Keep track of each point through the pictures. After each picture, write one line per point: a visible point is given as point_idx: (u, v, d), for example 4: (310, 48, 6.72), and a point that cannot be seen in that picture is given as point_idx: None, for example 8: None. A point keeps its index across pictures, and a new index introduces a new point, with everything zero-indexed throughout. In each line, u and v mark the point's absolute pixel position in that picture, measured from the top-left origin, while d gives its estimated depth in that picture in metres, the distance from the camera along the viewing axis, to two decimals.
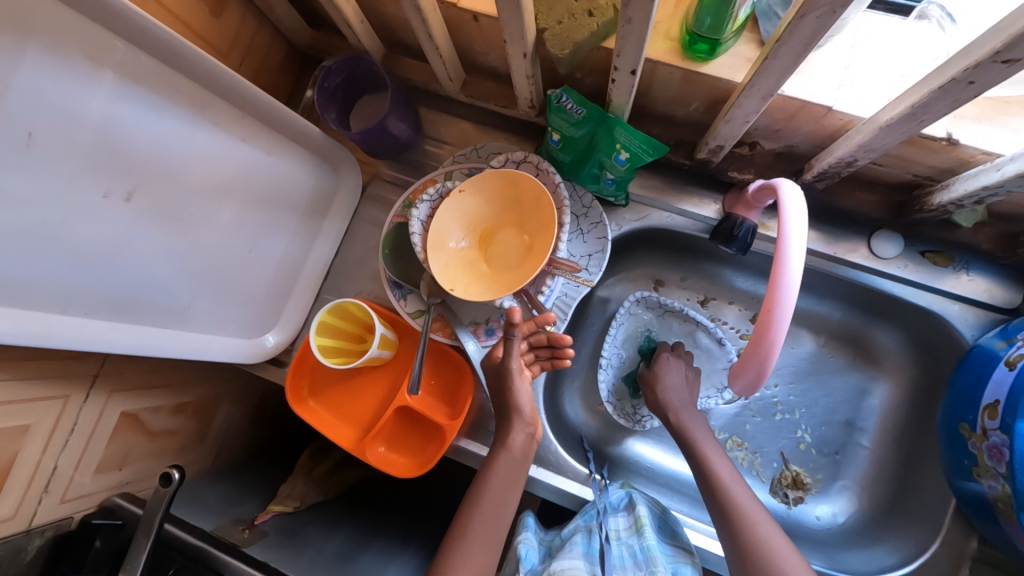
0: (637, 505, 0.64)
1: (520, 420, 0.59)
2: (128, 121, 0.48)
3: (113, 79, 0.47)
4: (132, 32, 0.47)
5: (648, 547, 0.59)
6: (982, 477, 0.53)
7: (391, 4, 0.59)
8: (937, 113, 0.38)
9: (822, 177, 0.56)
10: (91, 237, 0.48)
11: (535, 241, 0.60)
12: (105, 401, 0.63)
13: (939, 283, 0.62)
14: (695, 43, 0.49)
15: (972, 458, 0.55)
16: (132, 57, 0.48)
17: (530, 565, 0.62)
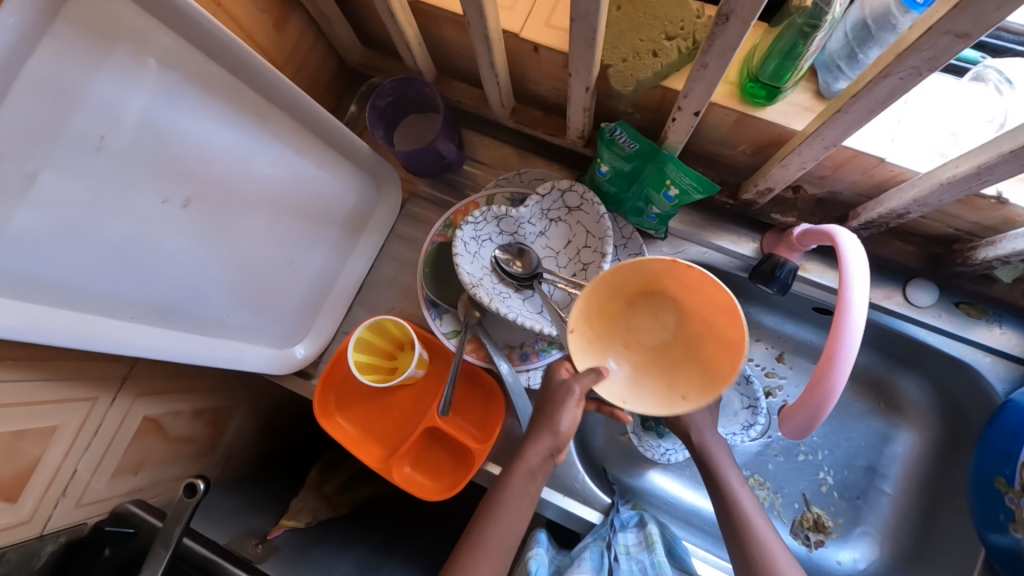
0: (648, 523, 0.65)
1: (549, 436, 0.50)
2: (174, 120, 0.47)
3: (155, 72, 0.45)
4: (188, 32, 0.46)
5: (659, 564, 0.61)
6: (1017, 531, 0.53)
7: (451, 30, 0.60)
8: (1002, 175, 0.39)
9: (868, 225, 0.57)
10: (122, 230, 0.46)
11: (704, 338, 0.44)
12: (129, 405, 0.62)
13: (972, 335, 0.62)
14: (754, 88, 0.51)
15: (1008, 513, 0.54)
16: (187, 56, 0.47)
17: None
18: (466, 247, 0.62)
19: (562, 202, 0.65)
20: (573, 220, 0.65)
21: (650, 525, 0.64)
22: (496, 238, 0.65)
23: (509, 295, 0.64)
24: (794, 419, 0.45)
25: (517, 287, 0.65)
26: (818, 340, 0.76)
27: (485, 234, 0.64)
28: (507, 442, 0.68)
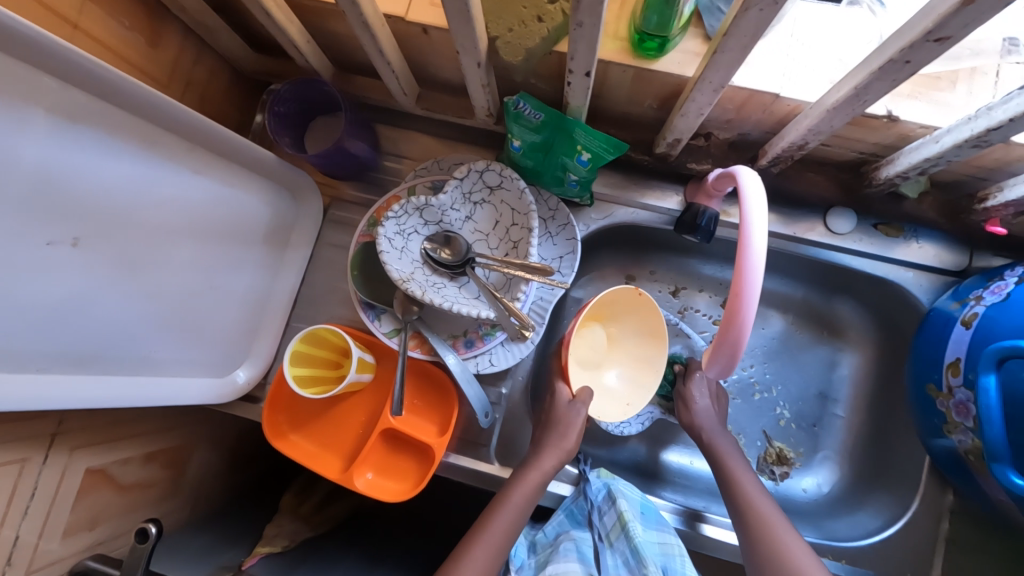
0: (617, 499, 0.62)
1: (556, 453, 0.60)
2: (72, 164, 0.46)
3: (48, 119, 0.44)
4: (64, 69, 0.44)
5: (638, 549, 0.57)
6: (953, 433, 0.55)
7: (336, 21, 0.57)
8: (879, 93, 0.40)
9: (776, 161, 0.58)
10: (35, 290, 0.45)
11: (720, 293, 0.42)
12: (67, 460, 0.59)
13: (893, 253, 0.65)
14: (644, 41, 0.50)
15: (941, 416, 0.57)
16: (66, 95, 0.45)
17: (520, 562, 0.64)
18: (392, 243, 0.60)
19: (482, 183, 0.63)
20: (497, 199, 0.64)
21: (618, 499, 0.62)
22: (422, 230, 0.64)
23: (444, 284, 0.63)
24: (719, 359, 0.45)
25: (451, 276, 0.64)
26: None
27: (410, 227, 0.62)
28: (466, 430, 0.67)
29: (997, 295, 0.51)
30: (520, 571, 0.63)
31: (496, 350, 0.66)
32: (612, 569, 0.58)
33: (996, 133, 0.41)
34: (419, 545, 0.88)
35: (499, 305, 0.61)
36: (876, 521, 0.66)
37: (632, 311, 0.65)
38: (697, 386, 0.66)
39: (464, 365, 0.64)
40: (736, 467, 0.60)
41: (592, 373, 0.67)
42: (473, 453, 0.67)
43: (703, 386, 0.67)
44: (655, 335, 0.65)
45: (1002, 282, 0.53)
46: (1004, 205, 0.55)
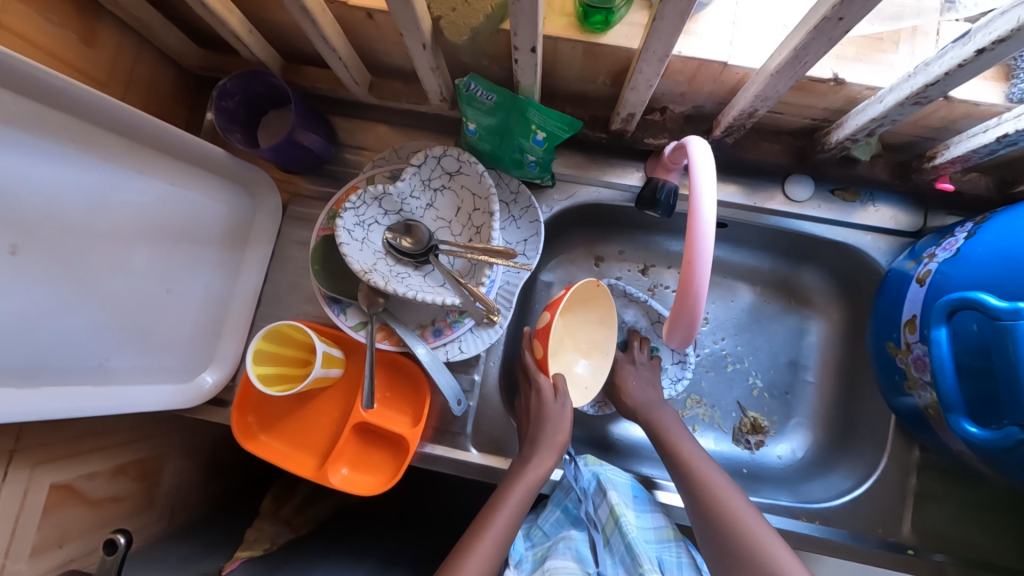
0: (607, 492, 0.63)
1: (544, 455, 0.60)
2: (5, 169, 0.44)
3: None
4: None
5: (633, 546, 0.59)
6: (913, 389, 0.57)
7: (276, 9, 0.56)
8: (818, 53, 0.40)
9: (730, 131, 0.58)
10: None
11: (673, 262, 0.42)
12: (29, 477, 0.57)
13: (852, 218, 0.66)
14: (590, 15, 0.50)
15: (901, 373, 0.58)
16: None
17: (519, 557, 0.63)
18: (352, 235, 0.59)
19: (441, 169, 0.63)
20: (457, 185, 0.64)
21: (609, 493, 0.62)
22: (383, 220, 0.62)
23: (408, 274, 0.62)
24: (676, 333, 0.45)
25: (416, 265, 0.63)
26: (721, 254, 0.78)
27: (370, 217, 0.61)
28: (440, 419, 0.67)
29: (949, 251, 0.52)
30: (520, 564, 0.62)
31: (466, 337, 0.65)
32: (610, 568, 0.60)
33: (935, 89, 0.42)
34: (406, 539, 0.88)
35: (464, 291, 0.61)
36: (851, 480, 0.67)
37: (581, 305, 0.66)
38: (633, 373, 0.70)
39: (434, 354, 0.64)
40: (673, 432, 0.63)
41: (561, 359, 0.67)
42: (448, 442, 0.66)
43: (636, 369, 0.70)
44: (603, 321, 0.67)
45: (952, 238, 0.54)
46: (951, 162, 0.55)
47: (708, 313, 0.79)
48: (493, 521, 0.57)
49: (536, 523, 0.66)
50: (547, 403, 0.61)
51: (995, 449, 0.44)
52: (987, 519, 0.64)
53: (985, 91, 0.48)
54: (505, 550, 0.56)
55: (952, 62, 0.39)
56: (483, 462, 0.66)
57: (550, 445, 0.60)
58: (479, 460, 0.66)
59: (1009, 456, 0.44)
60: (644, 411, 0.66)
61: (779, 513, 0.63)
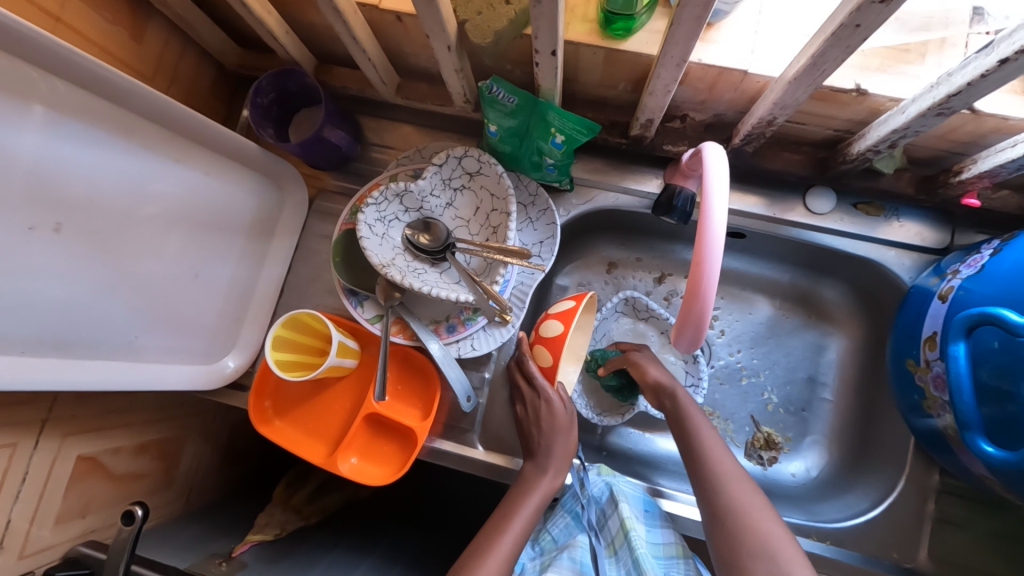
0: (618, 504, 0.63)
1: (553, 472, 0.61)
2: (57, 155, 0.47)
3: (43, 112, 0.46)
4: (47, 59, 0.46)
5: (640, 560, 0.58)
6: (932, 408, 0.55)
7: (311, 11, 0.59)
8: (835, 62, 0.40)
9: (749, 139, 0.58)
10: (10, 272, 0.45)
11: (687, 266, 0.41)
12: (58, 448, 0.60)
13: (875, 232, 0.64)
14: (612, 23, 0.51)
15: (921, 391, 0.57)
16: (49, 85, 0.46)
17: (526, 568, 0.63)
18: (373, 230, 0.61)
19: (461, 169, 0.64)
20: (476, 185, 0.65)
21: (619, 502, 0.63)
22: (404, 217, 0.64)
23: (425, 271, 0.64)
24: (684, 336, 0.45)
25: (433, 262, 0.65)
26: (740, 266, 0.78)
27: (391, 214, 0.63)
28: (450, 415, 0.68)
29: (973, 268, 0.51)
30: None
31: (478, 334, 0.66)
32: None
33: (958, 99, 0.41)
34: (413, 535, 0.88)
35: (478, 289, 0.62)
36: (866, 499, 0.65)
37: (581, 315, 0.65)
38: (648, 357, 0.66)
39: (446, 350, 0.65)
40: (696, 416, 0.59)
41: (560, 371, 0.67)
42: (457, 438, 0.67)
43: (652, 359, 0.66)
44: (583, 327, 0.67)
45: (978, 255, 0.52)
46: (977, 176, 0.54)
47: (724, 325, 0.78)
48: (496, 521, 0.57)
49: (545, 529, 0.66)
50: (557, 417, 0.62)
51: (1013, 472, 0.43)
52: (1011, 551, 0.60)
53: (1013, 106, 0.47)
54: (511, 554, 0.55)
55: (976, 72, 0.38)
56: (488, 459, 0.67)
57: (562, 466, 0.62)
58: (488, 458, 0.67)
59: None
60: (665, 390, 0.61)
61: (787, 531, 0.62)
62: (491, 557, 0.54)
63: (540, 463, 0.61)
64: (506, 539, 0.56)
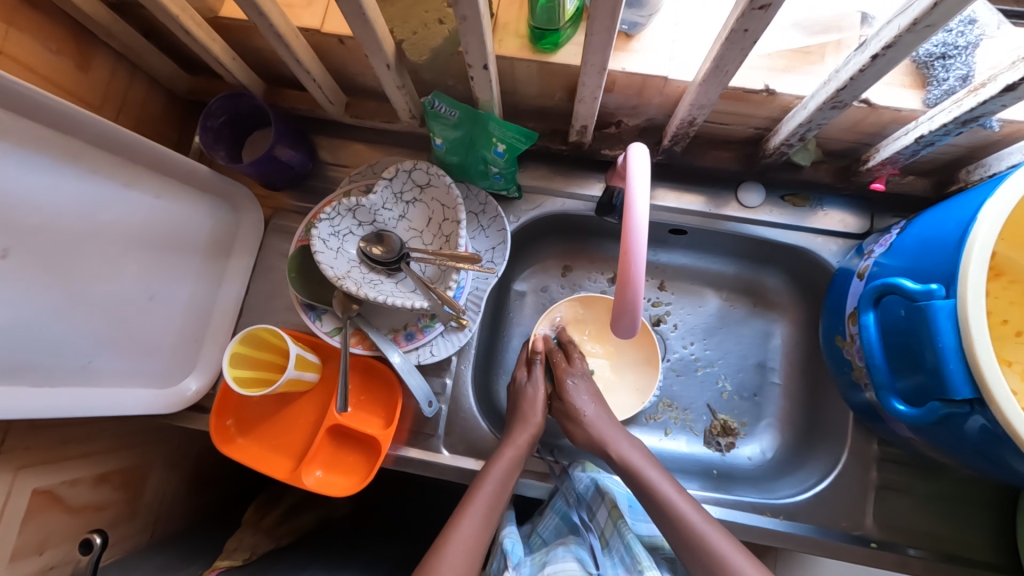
0: (607, 496, 0.66)
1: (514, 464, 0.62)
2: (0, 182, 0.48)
3: None
4: None
5: (630, 545, 0.61)
6: (861, 380, 0.59)
7: (256, 37, 0.61)
8: (736, 63, 0.44)
9: (676, 140, 0.62)
10: None
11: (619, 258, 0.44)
12: (11, 481, 0.59)
13: (803, 221, 0.69)
14: (540, 37, 0.54)
15: (850, 364, 0.61)
16: None
17: (518, 559, 0.64)
18: (327, 244, 0.63)
19: (411, 182, 0.67)
20: (427, 196, 0.68)
21: (608, 493, 0.66)
22: (357, 230, 0.67)
23: (381, 281, 0.65)
24: (622, 323, 0.48)
25: (389, 272, 0.67)
26: (687, 262, 0.82)
27: (344, 228, 0.65)
28: (414, 422, 0.69)
29: (884, 246, 0.56)
30: (519, 567, 0.63)
31: (436, 340, 0.68)
32: (610, 568, 0.61)
33: (846, 93, 0.45)
34: (389, 553, 0.88)
35: (433, 296, 0.64)
36: (815, 472, 0.68)
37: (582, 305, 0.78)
38: (576, 393, 0.68)
39: (405, 357, 0.66)
40: (617, 442, 0.64)
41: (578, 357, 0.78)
42: (423, 444, 0.68)
43: (583, 387, 0.69)
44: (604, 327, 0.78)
45: (888, 236, 0.57)
46: (881, 163, 0.59)
47: (677, 319, 0.82)
48: (463, 528, 0.57)
49: (536, 531, 0.69)
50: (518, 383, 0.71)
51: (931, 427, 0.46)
52: (954, 511, 0.63)
53: (904, 97, 0.53)
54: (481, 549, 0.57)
55: (855, 67, 0.43)
56: (453, 462, 0.67)
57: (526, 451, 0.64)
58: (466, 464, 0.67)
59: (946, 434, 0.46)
60: (593, 435, 0.65)
61: (740, 509, 0.65)
62: (452, 541, 0.56)
63: (501, 449, 0.64)
64: (466, 525, 0.57)
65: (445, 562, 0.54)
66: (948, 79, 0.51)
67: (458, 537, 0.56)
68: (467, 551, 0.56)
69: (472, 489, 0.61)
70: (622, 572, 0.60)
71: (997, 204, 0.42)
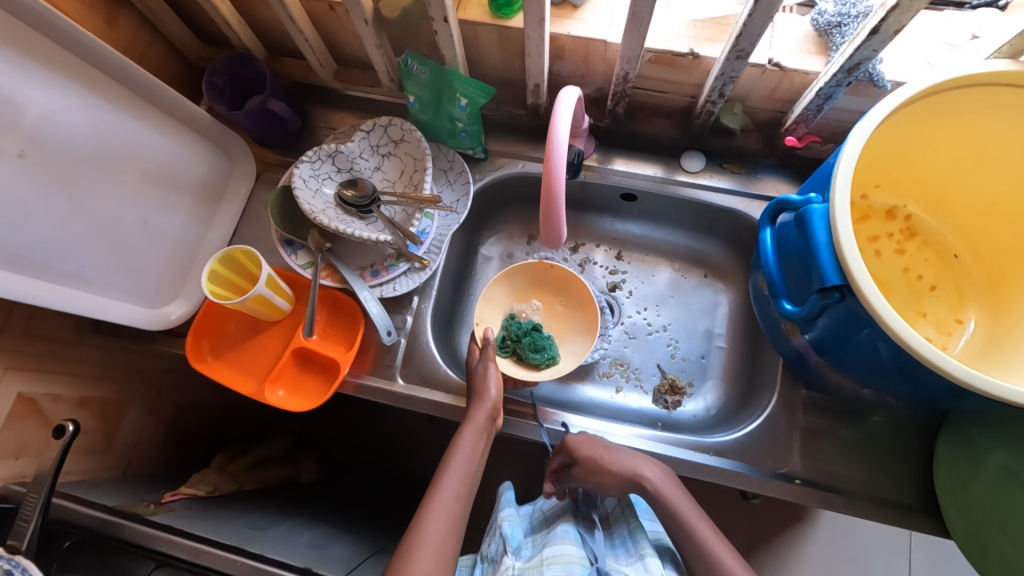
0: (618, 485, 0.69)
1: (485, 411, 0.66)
2: (22, 91, 0.56)
3: (17, 57, 0.56)
4: (28, 15, 0.56)
5: (635, 532, 0.63)
6: (794, 336, 0.64)
7: (260, 4, 0.71)
8: (648, 10, 0.53)
9: (619, 100, 0.71)
10: None
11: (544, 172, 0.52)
12: (1, 379, 0.64)
13: (741, 187, 0.75)
14: (499, 3, 0.63)
15: (783, 324, 0.66)
16: (23, 34, 0.56)
17: (518, 543, 0.65)
18: (306, 183, 0.70)
19: (388, 137, 0.75)
20: (401, 151, 0.75)
21: (620, 489, 0.69)
22: (336, 177, 0.74)
23: (353, 221, 0.72)
24: (551, 232, 0.56)
25: (360, 215, 0.74)
26: (642, 233, 0.88)
27: (324, 173, 0.73)
28: (375, 353, 0.74)
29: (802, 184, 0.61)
30: (518, 551, 0.64)
31: (400, 278, 0.75)
32: (611, 552, 0.63)
33: (743, 41, 0.54)
34: (345, 511, 0.91)
35: (396, 232, 0.72)
36: (750, 416, 0.71)
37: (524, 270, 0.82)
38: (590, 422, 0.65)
39: (369, 290, 0.73)
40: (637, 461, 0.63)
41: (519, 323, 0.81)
42: (384, 375, 0.73)
43: (596, 418, 0.65)
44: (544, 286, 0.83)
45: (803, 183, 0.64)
46: (797, 122, 0.68)
47: (632, 287, 0.88)
48: (430, 505, 0.60)
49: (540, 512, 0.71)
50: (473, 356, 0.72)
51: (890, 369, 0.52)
52: (873, 458, 0.66)
53: (807, 61, 0.61)
54: (459, 518, 0.60)
55: (745, 16, 0.51)
56: (406, 391, 0.72)
57: (487, 427, 0.66)
58: (434, 397, 0.72)
59: (882, 358, 0.51)
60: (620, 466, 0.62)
61: (678, 446, 0.68)
62: (432, 515, 0.58)
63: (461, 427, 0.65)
64: (439, 499, 0.60)
65: (423, 538, 0.57)
66: (843, 44, 0.59)
67: (432, 518, 0.58)
68: (446, 525, 0.58)
69: (441, 464, 0.63)
70: (623, 556, 0.62)
71: (864, 125, 0.50)
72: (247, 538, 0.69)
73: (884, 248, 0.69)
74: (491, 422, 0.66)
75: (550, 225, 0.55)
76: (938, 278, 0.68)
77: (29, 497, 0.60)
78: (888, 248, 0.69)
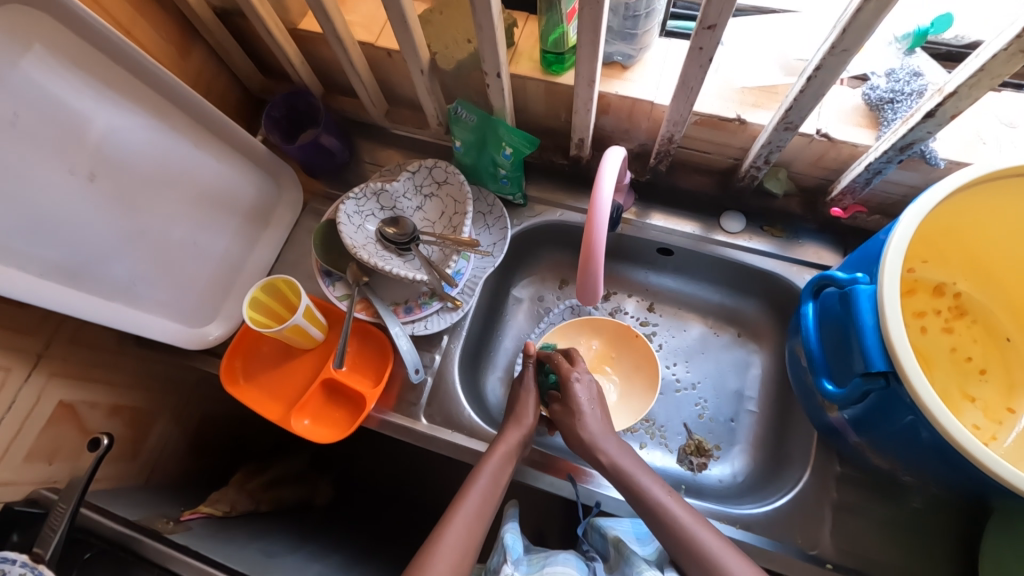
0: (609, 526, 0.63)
1: (517, 426, 0.66)
2: (98, 118, 0.60)
3: (98, 87, 0.60)
4: (113, 51, 0.60)
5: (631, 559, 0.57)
6: (831, 412, 0.62)
7: (323, 46, 0.75)
8: (697, 79, 0.53)
9: (661, 157, 0.72)
10: (48, 202, 0.56)
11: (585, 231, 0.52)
12: (44, 385, 0.66)
13: (780, 250, 0.74)
14: (550, 61, 0.65)
15: (821, 399, 0.63)
16: (107, 67, 0.60)
17: (517, 555, 0.59)
18: (350, 219, 0.72)
19: (431, 178, 0.77)
20: (443, 192, 0.77)
21: (610, 531, 0.62)
22: (378, 214, 0.76)
23: (391, 258, 0.74)
24: (586, 290, 0.56)
25: (399, 251, 0.75)
26: (676, 287, 0.87)
27: (368, 209, 0.75)
28: (400, 388, 0.75)
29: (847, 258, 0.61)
30: (518, 563, 0.58)
31: (431, 317, 0.76)
32: None
33: (793, 113, 0.54)
34: (357, 541, 0.91)
35: (432, 273, 0.73)
36: (780, 489, 0.69)
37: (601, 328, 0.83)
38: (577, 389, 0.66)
39: (401, 325, 0.74)
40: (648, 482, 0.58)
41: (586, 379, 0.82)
42: (407, 412, 0.73)
43: (584, 386, 0.67)
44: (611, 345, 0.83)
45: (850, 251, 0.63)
46: (842, 191, 0.67)
47: (662, 341, 0.86)
48: (449, 518, 0.56)
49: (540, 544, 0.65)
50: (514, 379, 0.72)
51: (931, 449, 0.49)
52: (911, 545, 0.63)
53: (856, 133, 0.60)
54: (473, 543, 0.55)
55: (796, 90, 0.52)
56: (429, 431, 0.72)
57: (517, 451, 0.64)
58: (455, 439, 0.72)
59: (929, 442, 0.48)
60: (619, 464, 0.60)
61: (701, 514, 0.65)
62: (450, 528, 0.55)
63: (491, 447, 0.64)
64: (461, 513, 0.57)
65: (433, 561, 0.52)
66: (895, 120, 0.58)
67: (449, 532, 0.55)
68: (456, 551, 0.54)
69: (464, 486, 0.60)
70: None
71: (917, 209, 0.49)
72: (260, 564, 0.69)
73: (929, 325, 0.67)
74: (518, 449, 0.64)
75: (586, 287, 0.56)
76: (988, 360, 0.65)
77: (59, 506, 0.60)
78: (934, 326, 0.67)
